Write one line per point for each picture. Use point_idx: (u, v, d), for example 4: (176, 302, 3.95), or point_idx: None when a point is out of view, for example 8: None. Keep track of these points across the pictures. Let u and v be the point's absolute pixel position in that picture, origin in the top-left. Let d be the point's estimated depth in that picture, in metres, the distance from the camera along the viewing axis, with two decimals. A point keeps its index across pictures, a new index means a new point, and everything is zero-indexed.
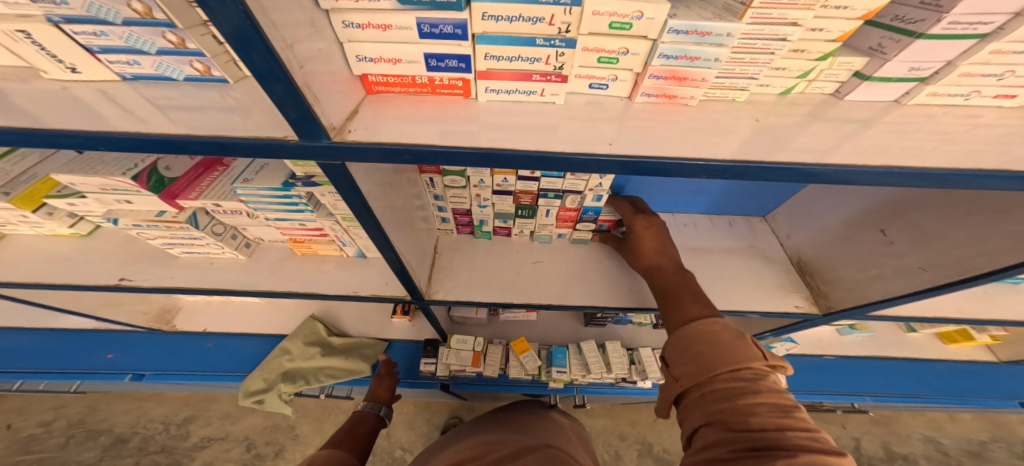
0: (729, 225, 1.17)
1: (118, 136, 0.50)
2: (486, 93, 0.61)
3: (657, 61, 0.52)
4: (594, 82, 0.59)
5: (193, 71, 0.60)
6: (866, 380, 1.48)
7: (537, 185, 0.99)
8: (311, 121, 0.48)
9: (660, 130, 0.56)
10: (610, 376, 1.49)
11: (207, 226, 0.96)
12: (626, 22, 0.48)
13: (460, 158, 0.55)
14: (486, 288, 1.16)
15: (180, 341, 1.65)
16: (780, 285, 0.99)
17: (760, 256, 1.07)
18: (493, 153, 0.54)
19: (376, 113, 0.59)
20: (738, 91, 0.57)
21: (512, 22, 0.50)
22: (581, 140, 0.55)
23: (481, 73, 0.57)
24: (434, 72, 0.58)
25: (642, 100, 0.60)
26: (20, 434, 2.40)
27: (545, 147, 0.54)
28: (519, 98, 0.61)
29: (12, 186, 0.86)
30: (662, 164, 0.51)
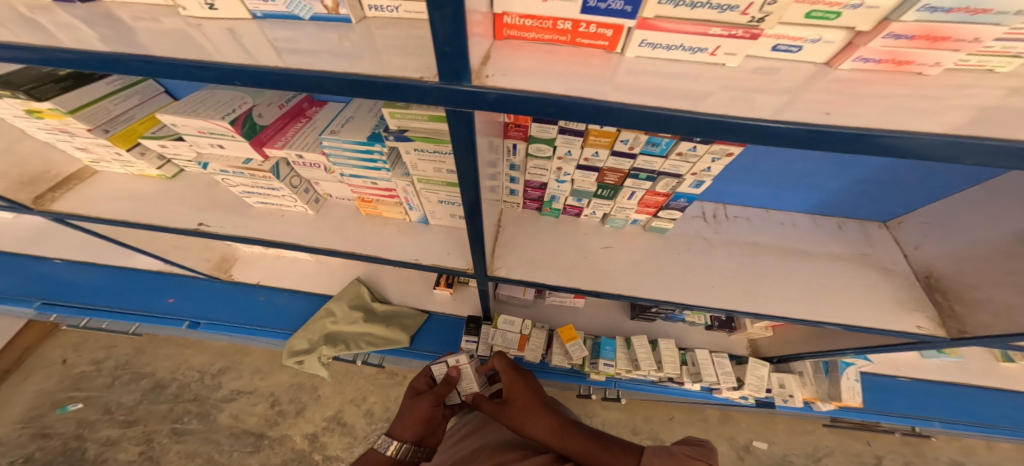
0: (839, 228, 1.08)
1: (256, 70, 0.44)
2: (639, 47, 0.51)
3: (909, 16, 0.39)
4: (781, 44, 0.48)
5: (321, 9, 0.53)
6: (936, 405, 1.38)
7: (630, 163, 0.90)
8: (461, 60, 0.40)
9: (874, 101, 0.44)
10: (658, 374, 1.44)
11: (286, 178, 0.89)
12: (833, 10, 0.41)
13: (617, 117, 0.46)
14: (551, 270, 1.09)
15: (234, 291, 1.64)
16: (899, 302, 0.90)
17: (876, 266, 0.98)
18: (665, 114, 0.44)
19: (509, 62, 0.50)
20: (1010, 59, 0.43)
21: (693, 8, 0.45)
22: (777, 107, 0.45)
23: (643, 22, 0.48)
24: (586, 15, 0.48)
25: (849, 67, 0.48)
26: (71, 371, 2.51)
27: (741, 113, 0.43)
28: (678, 56, 0.51)
29: (112, 124, 0.90)
30: (888, 140, 0.40)
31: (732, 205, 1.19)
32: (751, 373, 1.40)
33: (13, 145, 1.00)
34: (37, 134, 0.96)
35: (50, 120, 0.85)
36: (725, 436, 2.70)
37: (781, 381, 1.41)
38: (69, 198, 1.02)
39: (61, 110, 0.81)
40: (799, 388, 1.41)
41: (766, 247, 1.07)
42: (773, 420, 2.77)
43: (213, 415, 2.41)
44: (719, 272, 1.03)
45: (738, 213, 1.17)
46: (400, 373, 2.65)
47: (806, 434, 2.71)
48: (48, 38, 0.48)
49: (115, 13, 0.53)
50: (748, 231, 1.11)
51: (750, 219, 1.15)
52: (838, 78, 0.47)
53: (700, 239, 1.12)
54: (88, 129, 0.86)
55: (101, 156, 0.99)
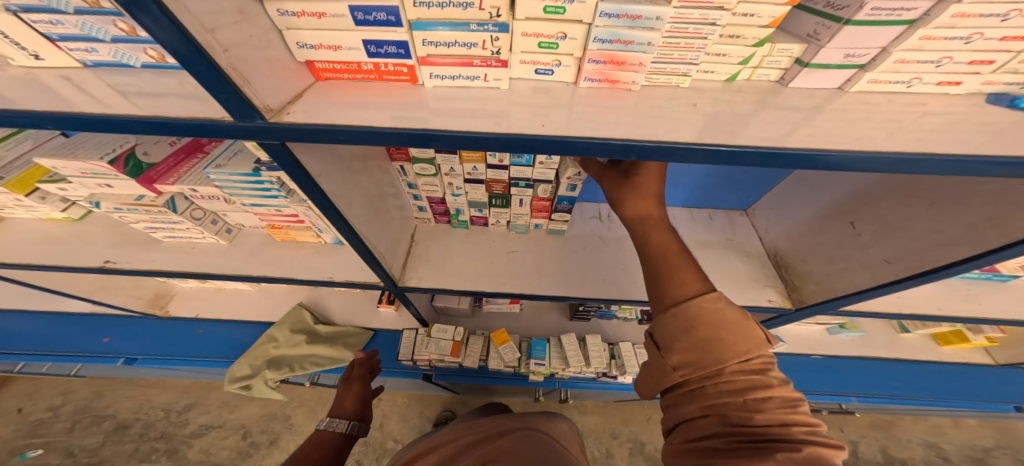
0: (709, 218, 1.15)
1: (67, 117, 0.52)
2: (432, 79, 0.62)
3: (593, 46, 0.52)
4: (539, 68, 0.60)
5: (148, 59, 0.61)
6: (848, 379, 1.46)
7: (507, 174, 1.00)
8: (246, 104, 0.49)
9: (609, 115, 0.56)
10: (590, 370, 1.50)
11: (186, 211, 0.99)
12: (552, 42, 0.55)
13: (393, 139, 0.57)
14: (459, 278, 1.17)
15: (173, 326, 1.69)
16: (754, 279, 0.97)
17: (735, 251, 1.05)
18: (425, 134, 0.55)
19: (322, 97, 0.60)
20: (681, 77, 0.56)
21: (449, 47, 0.56)
22: (519, 126, 0.55)
23: (422, 60, 0.58)
24: (376, 58, 0.59)
25: (586, 85, 0.60)
26: (28, 418, 2.50)
27: (478, 128, 0.55)
28: (464, 83, 0.62)
29: (7, 171, 0.90)
30: (585, 144, 0.52)
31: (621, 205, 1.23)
32: None
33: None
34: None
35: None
36: None
37: None
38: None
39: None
40: None
41: None
42: None
43: (184, 450, 2.40)
44: (613, 264, 1.17)
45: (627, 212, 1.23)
46: None
47: None
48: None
49: None
50: None
51: None
52: (584, 93, 0.60)
53: (596, 237, 1.24)
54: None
55: (3, 202, 1.01)
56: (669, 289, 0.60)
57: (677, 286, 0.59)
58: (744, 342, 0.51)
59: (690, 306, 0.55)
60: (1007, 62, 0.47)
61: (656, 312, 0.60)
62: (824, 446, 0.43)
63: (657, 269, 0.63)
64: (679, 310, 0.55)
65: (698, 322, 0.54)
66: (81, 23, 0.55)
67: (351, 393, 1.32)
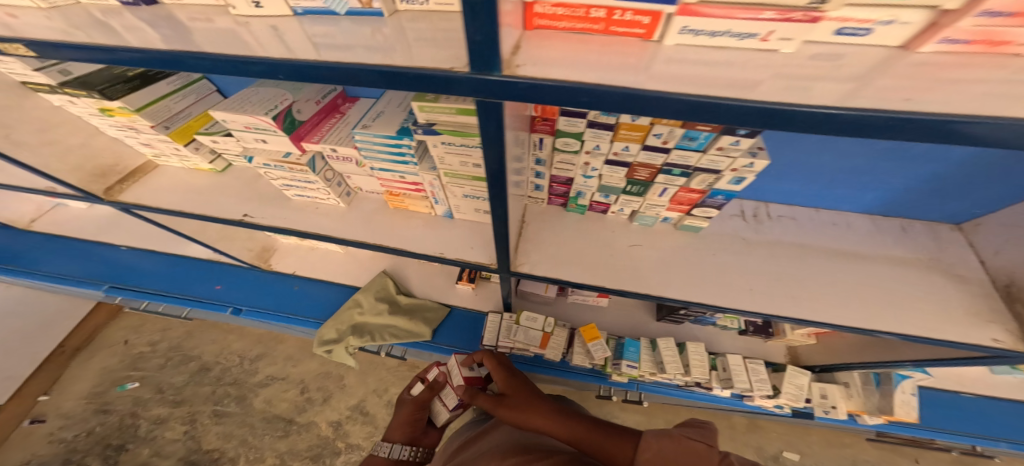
0: (902, 230, 1.04)
1: (303, 64, 0.48)
2: (679, 35, 0.47)
3: None
4: (846, 27, 0.44)
5: (356, 4, 0.58)
6: (993, 421, 1.27)
7: (663, 158, 0.86)
8: (490, 49, 0.40)
9: (956, 88, 0.40)
10: (684, 379, 1.39)
11: (322, 171, 0.94)
12: None
13: (652, 106, 0.44)
14: (575, 268, 1.07)
15: (272, 280, 1.74)
16: (974, 313, 0.83)
17: (945, 273, 0.92)
18: (708, 102, 0.42)
19: (540, 52, 0.49)
20: None
21: None
22: (823, 97, 0.40)
23: (686, 8, 0.43)
24: (622, 4, 0.45)
25: (930, 49, 0.44)
26: (131, 350, 2.71)
27: (766, 97, 0.41)
28: (724, 43, 0.47)
29: (172, 122, 0.99)
30: (962, 127, 0.36)
31: (776, 203, 1.16)
32: (790, 381, 1.35)
33: (88, 140, 1.11)
34: (109, 130, 1.06)
35: (119, 118, 0.95)
36: (750, 445, 2.53)
37: (822, 392, 1.36)
38: (137, 190, 1.12)
39: (129, 108, 0.90)
40: (844, 400, 1.35)
41: (812, 247, 1.04)
42: (807, 431, 2.57)
43: (250, 398, 2.54)
44: (753, 270, 1.00)
45: (782, 212, 1.13)
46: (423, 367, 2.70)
47: (843, 447, 2.50)
48: (118, 38, 0.55)
49: (176, 15, 0.60)
50: (794, 231, 1.08)
51: (796, 218, 1.11)
52: (917, 61, 0.43)
53: (739, 238, 1.07)
54: (151, 126, 0.94)
55: (162, 151, 1.08)
56: None
57: None
58: None
59: None
60: None
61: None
62: None
63: None
64: None
65: None
66: None
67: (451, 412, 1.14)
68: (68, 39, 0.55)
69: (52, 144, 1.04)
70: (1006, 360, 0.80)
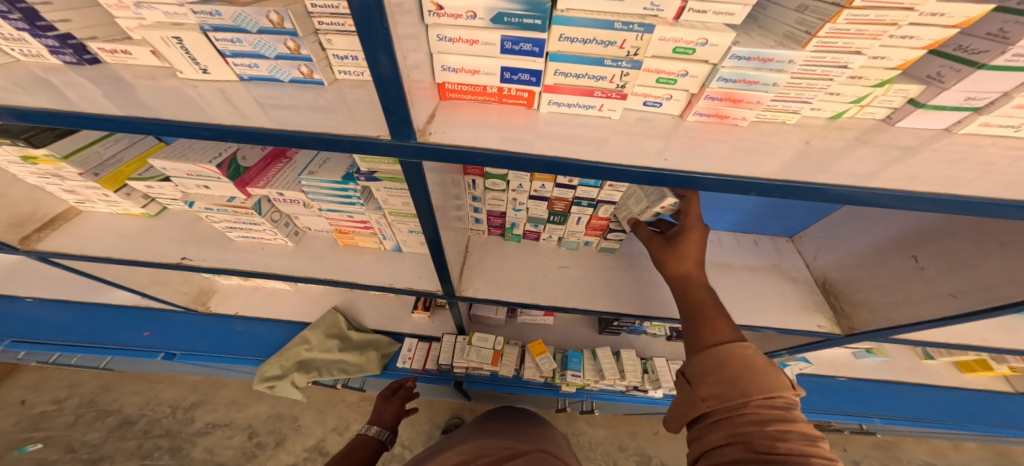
0: (755, 243, 1.23)
1: (251, 131, 0.59)
2: (548, 105, 0.66)
3: (715, 84, 0.57)
4: (648, 100, 0.66)
5: (298, 74, 0.70)
6: (857, 398, 1.52)
7: (572, 193, 1.04)
8: (405, 124, 0.54)
9: (708, 145, 0.62)
10: (622, 384, 1.52)
11: (269, 213, 1.01)
12: (671, 78, 0.60)
13: (526, 164, 0.60)
14: (513, 289, 1.20)
15: (211, 323, 1.70)
16: (803, 305, 1.05)
17: (783, 276, 1.13)
18: (560, 162, 0.59)
19: (454, 116, 0.65)
20: (789, 114, 0.62)
21: (578, 78, 0.61)
22: (630, 154, 0.60)
23: (547, 87, 0.63)
24: (505, 84, 0.63)
25: (693, 119, 0.66)
26: (31, 410, 2.43)
27: (611, 159, 0.59)
28: (577, 112, 0.67)
29: (102, 168, 1.01)
30: (706, 181, 0.57)
31: None
32: None
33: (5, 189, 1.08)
34: (29, 178, 1.06)
35: (43, 165, 0.95)
36: None
37: None
38: (56, 236, 1.12)
39: (55, 156, 0.91)
40: None
41: None
42: None
43: (186, 449, 2.34)
44: None
45: None
46: None
47: None
48: (62, 101, 0.62)
49: (121, 75, 0.70)
50: None
51: None
52: (687, 127, 0.65)
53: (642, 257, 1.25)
54: (79, 173, 0.96)
55: (89, 197, 1.10)
56: (704, 335, 0.70)
57: (711, 333, 0.69)
58: (771, 380, 0.59)
59: (724, 350, 0.65)
60: None
61: (694, 347, 0.70)
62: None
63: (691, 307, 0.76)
64: (714, 351, 0.66)
65: (727, 363, 0.63)
66: (257, 41, 0.64)
67: (390, 408, 1.44)
68: (15, 101, 0.61)
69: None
70: (829, 341, 1.02)
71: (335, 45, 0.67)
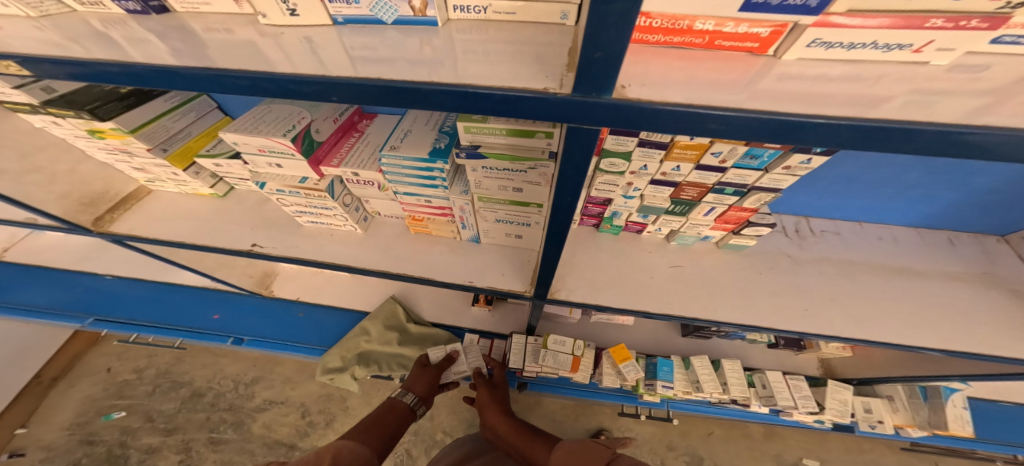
0: (951, 244, 0.98)
1: (365, 83, 0.41)
2: (807, 48, 0.42)
3: None
4: (1007, 35, 0.39)
5: (408, 10, 0.51)
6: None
7: (716, 177, 0.81)
8: (610, 67, 0.34)
9: None
10: (721, 397, 1.32)
11: (341, 196, 0.85)
12: None
13: (807, 135, 0.38)
14: (616, 292, 1.00)
15: (273, 306, 1.63)
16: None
17: (1004, 288, 0.88)
18: (887, 127, 0.35)
19: (644, 69, 0.43)
20: None
21: None
22: (1009, 112, 0.35)
23: (834, 15, 0.39)
24: (745, 14, 0.40)
25: None
26: (115, 378, 2.52)
27: (947, 119, 0.34)
28: (860, 56, 0.42)
29: (170, 143, 0.91)
30: None
31: (816, 218, 1.09)
32: (833, 396, 1.25)
33: (73, 167, 1.01)
34: (97, 154, 0.97)
35: (112, 140, 0.85)
36: (770, 454, 2.37)
37: (866, 406, 1.26)
38: (127, 218, 1.03)
39: (123, 129, 0.81)
40: (890, 414, 1.26)
41: (863, 265, 0.97)
42: (825, 437, 2.42)
43: (247, 424, 2.39)
44: (810, 291, 0.94)
45: (825, 227, 1.06)
46: None
47: (865, 455, 2.36)
48: (121, 54, 0.46)
49: (190, 25, 0.52)
50: (842, 247, 1.01)
51: (841, 233, 1.05)
52: None
53: (785, 256, 1.01)
54: (147, 149, 0.86)
55: (158, 176, 0.99)
56: None
57: None
58: None
59: None
60: None
61: None
62: None
63: None
64: None
65: None
66: None
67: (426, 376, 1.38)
68: (66, 55, 0.46)
69: (35, 172, 0.94)
70: None
71: None
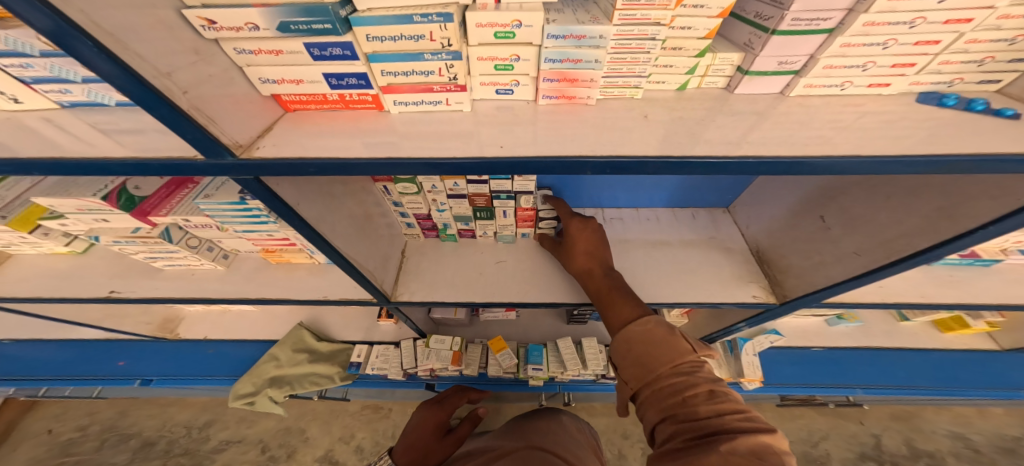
0: (691, 218, 1.17)
1: (57, 161, 0.55)
2: (396, 105, 0.64)
3: (545, 66, 0.55)
4: (500, 88, 0.63)
5: (122, 97, 0.64)
6: (841, 371, 1.46)
7: (487, 188, 1.02)
8: (211, 141, 0.50)
9: (566, 129, 0.58)
10: (588, 372, 1.48)
11: (183, 240, 1.05)
12: (507, 63, 0.57)
13: (360, 168, 0.58)
14: (449, 290, 1.18)
15: (184, 348, 1.77)
16: (736, 276, 0.99)
17: (718, 248, 1.07)
18: (396, 162, 0.57)
19: (296, 124, 0.63)
20: (633, 89, 0.60)
21: (407, 76, 0.57)
22: (476, 143, 0.58)
23: (383, 88, 0.60)
24: (338, 90, 0.60)
25: (545, 102, 0.63)
26: (59, 438, 2.48)
27: (441, 153, 0.57)
28: (428, 108, 0.64)
29: (7, 210, 0.93)
30: (541, 163, 0.54)
31: (608, 207, 1.25)
32: None
33: None
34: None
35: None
36: None
37: None
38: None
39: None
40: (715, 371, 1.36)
41: (632, 243, 1.14)
42: (760, 408, 2.57)
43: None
44: None
45: (613, 214, 1.23)
46: (384, 406, 2.65)
47: (796, 419, 2.52)
48: None
49: None
50: (620, 229, 1.18)
51: (623, 219, 1.21)
52: (545, 110, 0.62)
53: None
54: None
55: (9, 242, 1.07)
56: (615, 317, 0.84)
57: (618, 314, 0.84)
58: (670, 353, 0.72)
59: (629, 329, 0.78)
60: (955, 43, 0.48)
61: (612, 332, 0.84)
62: (750, 429, 0.58)
63: (601, 298, 0.90)
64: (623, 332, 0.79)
65: (634, 343, 0.77)
66: (51, 65, 0.58)
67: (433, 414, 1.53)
68: None
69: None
70: (772, 312, 0.97)
71: None
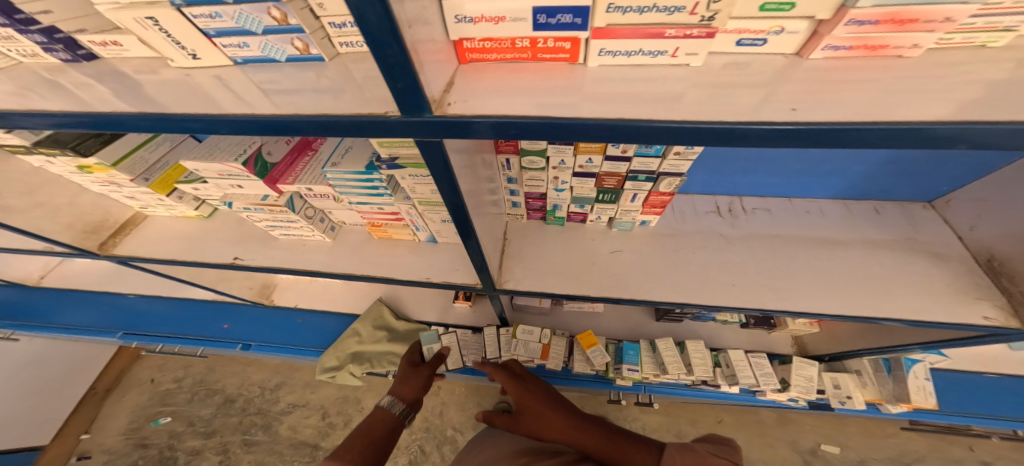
0: (877, 212, 1.03)
1: (244, 119, 0.48)
2: (599, 56, 0.51)
3: (866, 2, 0.39)
4: (745, 38, 0.47)
5: (293, 51, 0.57)
6: (1022, 401, 1.25)
7: (627, 166, 0.88)
8: (416, 91, 0.42)
9: (842, 91, 0.43)
10: (689, 378, 1.34)
11: (302, 209, 1.01)
12: (786, 0, 0.41)
13: (578, 133, 0.46)
14: (562, 278, 1.07)
15: (278, 315, 1.83)
16: (960, 291, 0.82)
17: (926, 252, 0.91)
18: (627, 123, 0.43)
19: (472, 83, 0.52)
20: (997, 33, 0.42)
21: (642, 13, 0.45)
22: (731, 107, 0.43)
23: (597, 32, 0.47)
24: (540, 32, 0.49)
25: (818, 55, 0.47)
26: (158, 388, 2.71)
27: (687, 114, 0.43)
28: (640, 61, 0.50)
29: (150, 172, 0.96)
30: (860, 134, 0.38)
31: (748, 197, 1.15)
32: (797, 374, 1.26)
33: (74, 199, 1.12)
34: (92, 186, 1.05)
35: (98, 174, 0.92)
36: (784, 440, 2.25)
37: (835, 382, 1.26)
38: (128, 242, 1.19)
39: (105, 164, 0.87)
40: (858, 390, 1.25)
41: (787, 237, 1.02)
42: (842, 421, 2.29)
43: (275, 426, 2.53)
44: (743, 267, 0.97)
45: (756, 205, 1.12)
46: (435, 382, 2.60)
47: (886, 438, 2.20)
48: (69, 98, 0.55)
49: (121, 69, 0.60)
50: (769, 222, 1.07)
51: (770, 209, 1.10)
52: (812, 67, 0.46)
53: (716, 235, 1.06)
54: (130, 179, 0.91)
55: (149, 202, 1.10)
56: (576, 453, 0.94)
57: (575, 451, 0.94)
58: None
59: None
60: None
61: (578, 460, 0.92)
62: None
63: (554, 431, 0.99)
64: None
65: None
66: (238, 13, 0.52)
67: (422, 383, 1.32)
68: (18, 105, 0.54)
69: (41, 206, 1.05)
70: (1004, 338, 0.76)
71: (329, 9, 0.52)
